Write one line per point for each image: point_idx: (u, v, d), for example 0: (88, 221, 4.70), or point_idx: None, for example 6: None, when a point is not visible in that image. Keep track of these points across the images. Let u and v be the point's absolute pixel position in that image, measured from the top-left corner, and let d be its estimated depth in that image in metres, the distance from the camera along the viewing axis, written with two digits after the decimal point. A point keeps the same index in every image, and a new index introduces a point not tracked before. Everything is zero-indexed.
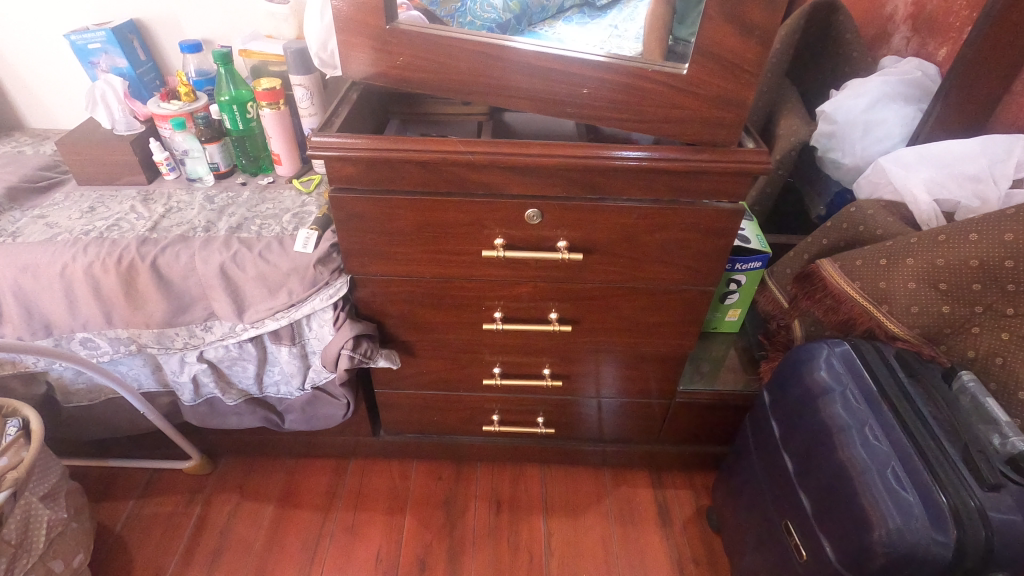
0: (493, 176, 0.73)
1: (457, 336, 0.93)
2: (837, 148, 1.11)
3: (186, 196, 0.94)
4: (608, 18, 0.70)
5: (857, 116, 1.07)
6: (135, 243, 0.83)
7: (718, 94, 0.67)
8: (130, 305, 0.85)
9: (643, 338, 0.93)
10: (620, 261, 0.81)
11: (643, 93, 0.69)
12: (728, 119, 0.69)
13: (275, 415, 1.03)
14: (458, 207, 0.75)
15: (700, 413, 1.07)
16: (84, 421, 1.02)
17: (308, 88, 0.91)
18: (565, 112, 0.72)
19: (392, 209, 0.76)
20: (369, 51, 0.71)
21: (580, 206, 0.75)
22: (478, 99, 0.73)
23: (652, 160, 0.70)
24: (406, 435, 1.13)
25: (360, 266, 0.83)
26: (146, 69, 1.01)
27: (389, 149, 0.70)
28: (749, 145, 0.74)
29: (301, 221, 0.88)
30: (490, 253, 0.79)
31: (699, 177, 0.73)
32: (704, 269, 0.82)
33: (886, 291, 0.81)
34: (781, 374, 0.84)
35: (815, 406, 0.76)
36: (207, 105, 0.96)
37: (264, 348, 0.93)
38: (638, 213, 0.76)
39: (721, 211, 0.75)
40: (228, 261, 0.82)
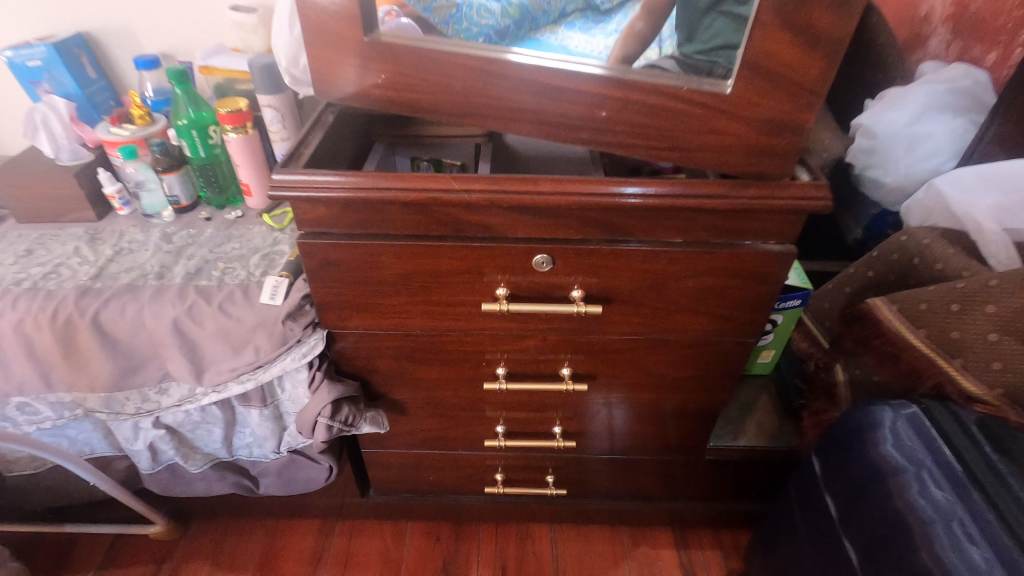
0: (495, 217, 0.61)
1: (453, 394, 0.81)
2: (878, 165, 0.97)
3: (140, 235, 0.82)
4: (614, 23, 0.57)
5: (899, 130, 0.94)
6: (73, 296, 0.71)
7: (770, 117, 0.55)
8: (70, 367, 0.72)
9: (667, 393, 0.81)
10: (645, 313, 0.69)
11: (675, 115, 0.56)
12: (780, 148, 0.57)
13: (248, 480, 0.91)
14: (453, 253, 0.63)
15: (731, 469, 0.95)
16: (31, 489, 0.90)
17: (280, 110, 0.79)
18: (579, 138, 0.59)
19: (373, 256, 0.64)
20: (340, 67, 0.59)
21: (598, 250, 0.63)
22: (477, 124, 0.60)
23: (685, 196, 0.58)
24: (399, 495, 1.01)
25: (338, 319, 0.71)
26: (98, 88, 0.89)
27: (368, 190, 0.58)
28: (803, 177, 0.62)
29: (271, 263, 0.76)
30: (491, 306, 0.67)
31: (740, 216, 0.61)
32: (745, 319, 0.70)
33: (959, 342, 0.68)
34: (838, 440, 0.72)
35: (884, 489, 0.64)
36: (165, 129, 0.84)
37: (231, 410, 0.81)
38: (667, 259, 0.64)
39: (769, 254, 0.63)
40: (182, 316, 0.70)
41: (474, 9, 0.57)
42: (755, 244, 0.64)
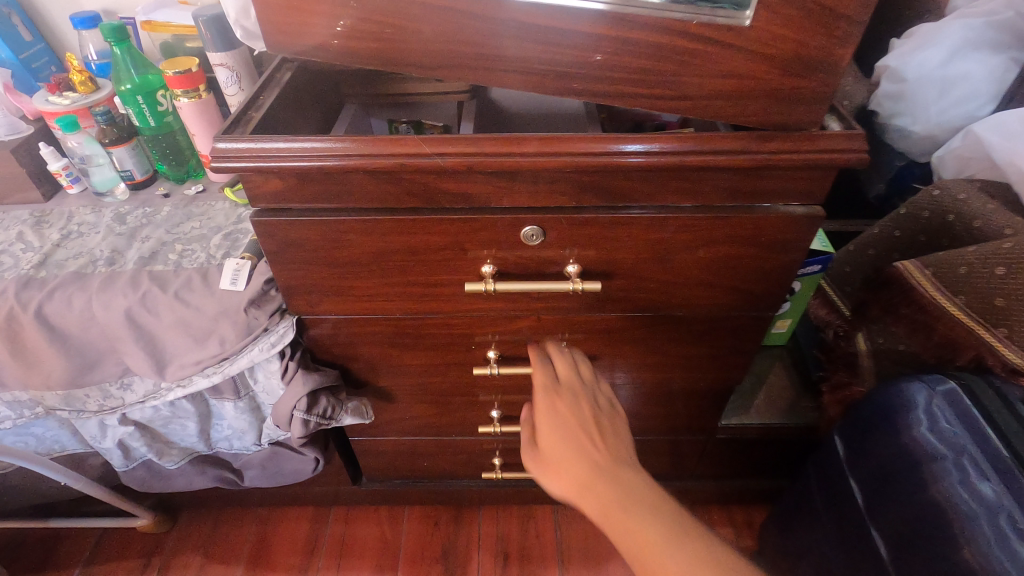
0: (476, 184, 0.53)
1: (442, 379, 0.75)
2: (906, 111, 0.86)
3: (91, 216, 0.74)
4: None
5: (930, 73, 0.82)
6: (14, 288, 0.64)
7: (800, 54, 0.46)
8: (20, 364, 0.66)
9: (675, 371, 0.74)
10: (649, 288, 0.62)
11: (685, 56, 0.47)
12: (808, 92, 0.48)
13: (231, 473, 0.86)
14: (431, 227, 0.55)
15: (744, 447, 0.90)
16: (4, 488, 0.85)
17: (233, 69, 0.70)
18: (572, 89, 0.51)
19: (340, 234, 0.56)
20: (287, 14, 0.50)
21: (596, 219, 0.55)
22: (453, 76, 0.51)
23: (695, 153, 0.50)
24: (394, 481, 0.96)
25: (308, 304, 0.64)
26: (34, 52, 0.80)
27: (327, 159, 0.50)
28: (836, 127, 0.53)
29: (233, 244, 0.69)
30: (475, 286, 0.59)
31: (760, 174, 0.52)
32: (762, 290, 0.63)
33: (1005, 311, 0.60)
34: (862, 421, 0.66)
35: (919, 478, 0.57)
36: (111, 96, 0.75)
37: (204, 403, 0.75)
38: (676, 227, 0.56)
39: (793, 218, 0.55)
40: (134, 306, 0.63)
41: None
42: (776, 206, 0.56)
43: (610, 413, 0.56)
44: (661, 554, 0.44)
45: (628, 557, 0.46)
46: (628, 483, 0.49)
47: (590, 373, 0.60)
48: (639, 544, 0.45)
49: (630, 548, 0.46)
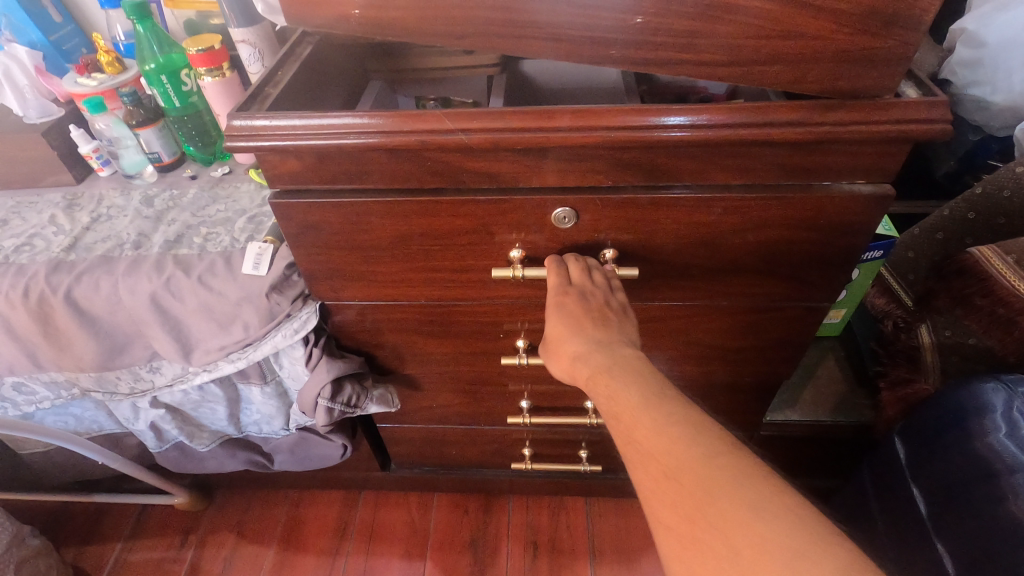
0: (503, 163, 0.49)
1: (469, 368, 0.72)
2: (985, 80, 0.77)
3: (120, 199, 0.74)
4: None
5: (1018, 34, 0.73)
6: (44, 271, 0.64)
7: (873, 8, 0.40)
8: (53, 346, 0.67)
9: (717, 363, 0.69)
10: (691, 275, 0.57)
11: (736, 15, 0.42)
12: (882, 54, 0.42)
13: (261, 457, 0.86)
14: (455, 210, 0.52)
15: (790, 444, 0.84)
16: (48, 464, 0.88)
17: (256, 45, 0.68)
18: (610, 57, 0.46)
19: (360, 216, 0.53)
20: None
21: (633, 200, 0.50)
22: (481, 45, 0.47)
23: (747, 125, 0.45)
24: (422, 468, 0.94)
25: (331, 289, 0.62)
26: (65, 34, 0.80)
27: (344, 137, 0.47)
28: (909, 94, 0.47)
29: (257, 227, 0.67)
30: (501, 271, 0.55)
31: (821, 148, 0.47)
32: (818, 279, 0.57)
33: None
34: (928, 426, 0.60)
35: (996, 491, 0.51)
36: (138, 77, 0.74)
37: (232, 388, 0.75)
38: (722, 208, 0.51)
39: (858, 198, 0.49)
40: (159, 291, 0.62)
41: None
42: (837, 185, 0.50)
43: (620, 311, 0.50)
44: (640, 412, 0.41)
45: (608, 419, 0.43)
46: (622, 358, 0.46)
47: (604, 279, 0.52)
48: (620, 405, 0.42)
49: (612, 411, 0.43)
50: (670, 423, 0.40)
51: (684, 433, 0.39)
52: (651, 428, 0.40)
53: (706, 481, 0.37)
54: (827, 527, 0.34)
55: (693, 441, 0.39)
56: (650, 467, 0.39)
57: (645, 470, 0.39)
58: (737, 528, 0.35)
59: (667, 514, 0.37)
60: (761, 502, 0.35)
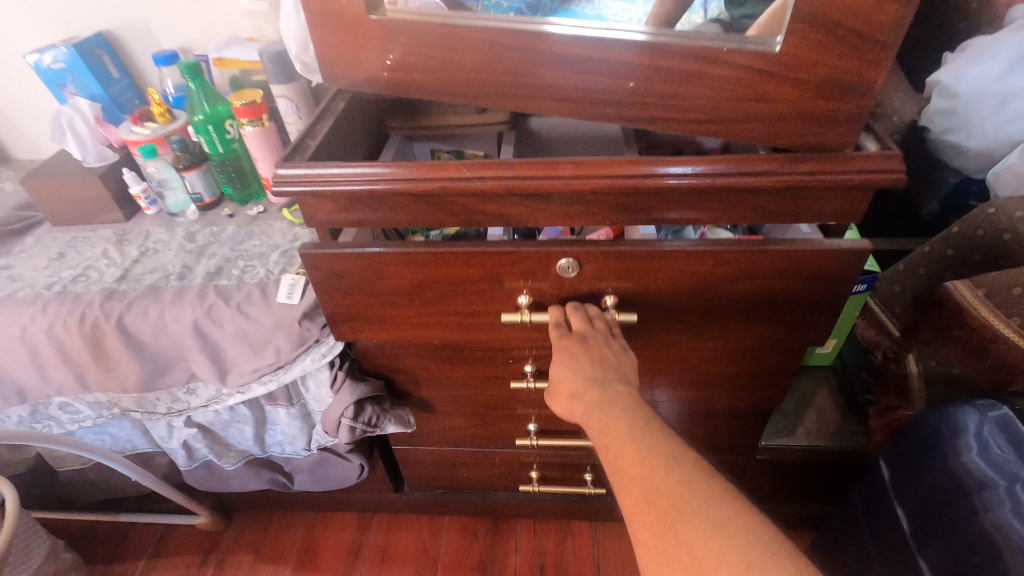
0: (513, 207, 0.56)
1: (480, 392, 0.77)
2: (959, 128, 0.84)
3: (165, 234, 0.81)
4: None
5: (987, 86, 0.79)
6: (99, 299, 0.71)
7: (829, 78, 0.47)
8: (101, 368, 0.73)
9: (716, 390, 0.74)
10: (686, 319, 0.63)
11: (713, 82, 0.49)
12: (843, 114, 0.49)
13: (282, 476, 0.91)
14: (465, 258, 0.58)
15: (786, 469, 0.88)
16: (82, 481, 0.94)
17: (294, 99, 0.76)
18: (606, 115, 0.53)
19: (382, 264, 0.59)
20: (340, 50, 0.54)
21: (632, 252, 0.56)
22: (494, 104, 0.55)
23: (733, 176, 0.51)
24: (433, 491, 0.98)
25: (350, 331, 0.68)
26: (122, 87, 0.89)
27: (375, 183, 0.54)
28: (869, 147, 0.53)
29: (290, 260, 0.74)
30: (511, 316, 0.61)
31: (793, 194, 0.53)
32: (803, 319, 0.62)
33: None
34: (908, 447, 0.64)
35: (967, 507, 0.55)
36: (185, 126, 0.83)
37: (260, 410, 0.80)
38: (713, 260, 0.56)
39: (840, 252, 0.55)
40: (201, 318, 0.68)
41: None
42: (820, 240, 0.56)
43: (621, 354, 0.57)
44: (626, 444, 0.48)
45: (600, 450, 0.50)
46: (613, 394, 0.52)
47: (605, 326, 0.58)
48: (609, 437, 0.49)
49: (603, 443, 0.50)
50: (651, 454, 0.46)
51: (662, 462, 0.45)
52: (634, 458, 0.46)
53: (679, 504, 0.42)
54: (783, 544, 0.39)
55: (671, 468, 0.44)
56: (632, 492, 0.45)
57: (629, 498, 0.46)
58: (702, 545, 0.40)
59: (647, 535, 0.43)
60: (724, 523, 0.40)
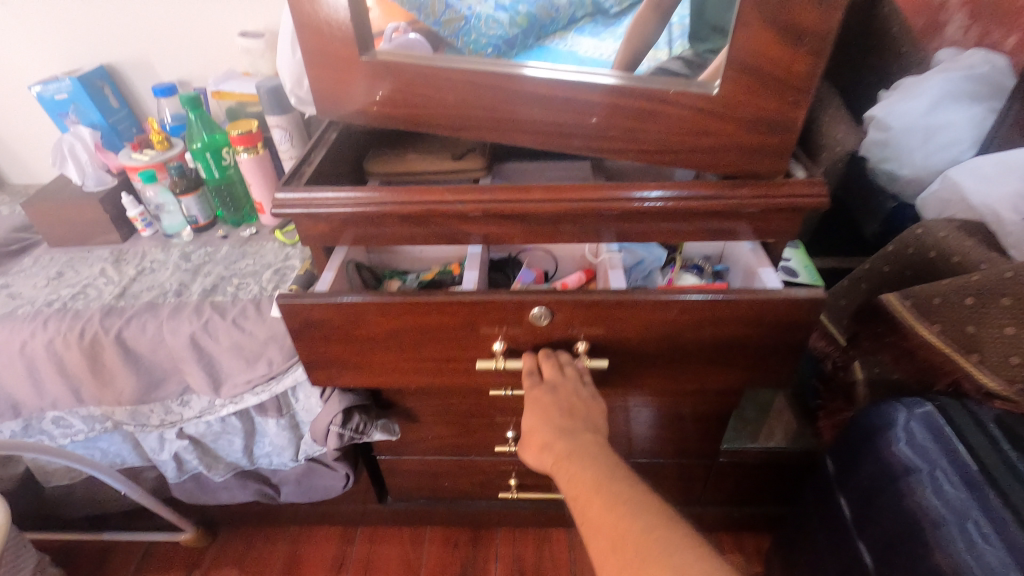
0: (490, 226, 0.63)
1: (461, 401, 0.82)
2: (893, 157, 0.93)
3: (162, 254, 0.86)
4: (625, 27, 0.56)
5: (916, 120, 0.90)
6: (99, 315, 0.75)
7: (758, 117, 0.55)
8: (97, 382, 0.76)
9: (683, 397, 0.81)
10: (654, 362, 0.69)
11: (664, 119, 0.56)
12: (774, 146, 0.57)
13: (270, 488, 0.94)
14: (442, 308, 0.63)
15: (748, 471, 0.94)
16: (69, 497, 0.95)
17: (287, 130, 0.82)
18: (573, 146, 0.60)
19: (359, 314, 0.64)
20: (335, 86, 0.61)
21: (601, 301, 0.62)
22: (474, 135, 0.61)
23: (688, 200, 0.59)
24: (416, 500, 1.02)
25: (327, 378, 0.72)
26: (120, 117, 0.95)
27: (370, 205, 0.61)
28: (798, 174, 0.61)
29: (283, 278, 0.79)
30: (485, 362, 0.66)
31: (737, 216, 0.61)
32: (761, 362, 0.68)
33: (976, 338, 0.66)
34: (851, 443, 0.71)
35: (899, 491, 0.62)
36: (182, 152, 0.88)
37: (250, 421, 0.84)
38: (678, 308, 0.62)
39: (796, 301, 0.61)
40: (198, 332, 0.73)
41: (482, 20, 0.58)
42: (780, 290, 0.62)
43: (589, 400, 0.62)
44: (593, 493, 0.53)
45: (570, 500, 0.55)
46: (580, 444, 0.57)
47: (575, 373, 0.64)
48: (578, 488, 0.54)
49: (572, 493, 0.55)
50: (616, 504, 0.51)
51: (626, 510, 0.50)
52: (602, 508, 0.51)
53: (643, 548, 0.47)
54: None
55: (635, 518, 0.50)
56: (603, 540, 0.50)
57: (599, 547, 0.50)
58: None
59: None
60: (681, 564, 0.45)
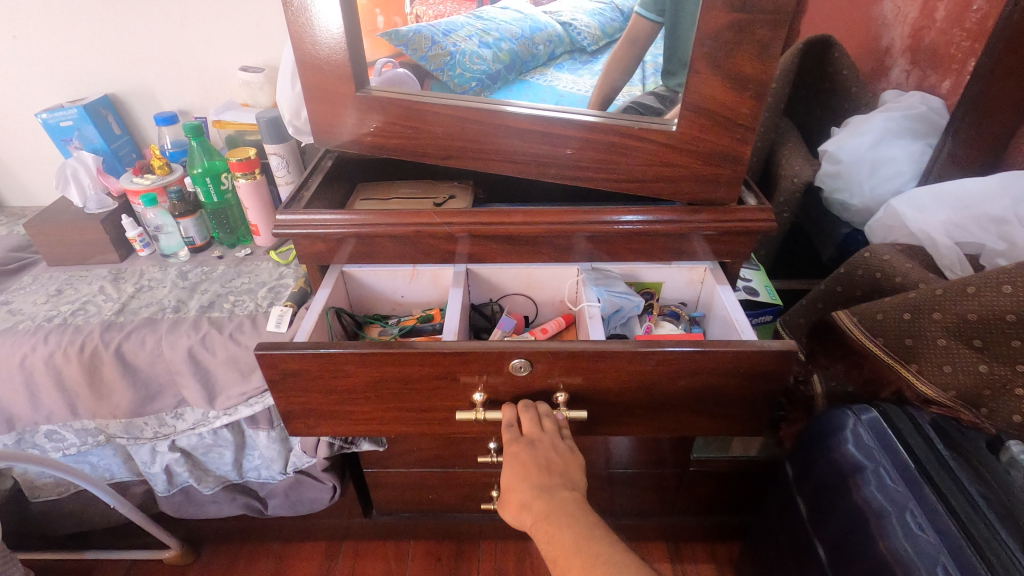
0: (476, 246, 0.69)
1: None
2: (844, 188, 1.01)
3: (159, 273, 0.90)
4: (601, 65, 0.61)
5: (863, 154, 0.98)
6: (99, 330, 0.78)
7: (711, 150, 0.62)
8: (94, 396, 0.79)
9: None
10: (634, 411, 0.71)
11: (631, 152, 0.63)
12: (725, 176, 0.64)
13: (257, 501, 0.96)
14: (421, 359, 0.65)
15: (718, 480, 0.99)
16: (55, 513, 0.96)
17: (284, 156, 0.87)
18: (550, 174, 0.67)
19: (337, 366, 0.66)
20: (334, 118, 0.67)
21: (579, 352, 0.64)
22: (461, 164, 0.68)
23: (651, 224, 0.66)
24: (400, 514, 1.05)
25: (304, 429, 0.74)
26: (122, 143, 0.99)
27: (368, 223, 0.67)
28: (750, 201, 0.69)
29: (277, 296, 0.84)
30: (466, 414, 0.68)
31: (697, 237, 0.69)
32: (736, 410, 0.71)
33: (913, 349, 0.72)
34: (806, 447, 0.76)
35: (846, 487, 0.69)
36: (181, 177, 0.92)
37: (241, 433, 0.87)
38: (656, 359, 0.65)
39: (770, 351, 0.64)
40: (196, 346, 0.77)
41: (467, 56, 0.62)
42: (756, 341, 0.65)
43: (567, 453, 0.63)
44: (572, 555, 0.53)
45: (549, 562, 0.55)
46: (558, 502, 0.57)
47: (553, 426, 0.65)
48: (557, 550, 0.54)
49: (551, 555, 0.54)
50: (594, 566, 0.51)
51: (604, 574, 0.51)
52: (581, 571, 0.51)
53: None
54: None
55: None
56: None
57: None
58: None
59: None
60: None
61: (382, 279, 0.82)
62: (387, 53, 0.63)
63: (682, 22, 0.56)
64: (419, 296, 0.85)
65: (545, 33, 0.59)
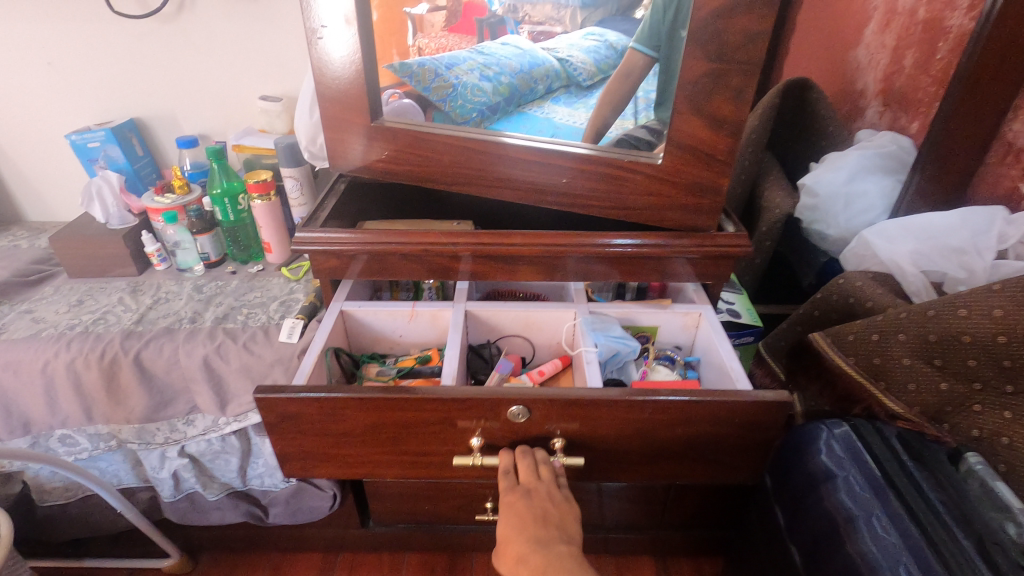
0: (478, 265, 0.75)
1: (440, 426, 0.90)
2: (821, 219, 1.08)
3: (175, 286, 0.95)
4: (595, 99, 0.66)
5: (838, 188, 1.05)
6: (119, 338, 0.83)
7: (693, 181, 0.69)
8: (110, 401, 0.83)
9: None
10: (630, 456, 0.76)
11: (622, 182, 0.70)
12: (706, 206, 0.71)
13: (259, 509, 0.99)
14: (423, 404, 0.70)
15: (703, 496, 1.02)
16: (61, 518, 0.99)
17: (299, 179, 0.93)
18: (547, 201, 0.73)
19: (336, 408, 0.70)
20: (351, 146, 0.73)
21: (577, 400, 0.69)
22: (466, 190, 0.74)
23: (639, 248, 0.73)
24: (396, 526, 1.07)
25: (299, 469, 0.79)
26: (143, 163, 1.06)
27: (380, 241, 0.73)
28: (729, 228, 0.76)
29: (288, 309, 0.89)
30: (463, 457, 0.73)
31: (680, 260, 0.75)
32: (724, 456, 0.76)
33: (882, 367, 0.78)
34: (784, 459, 0.82)
35: (818, 494, 0.73)
36: (200, 197, 0.98)
37: (247, 441, 0.90)
38: (651, 408, 0.70)
39: (766, 403, 0.69)
40: (211, 354, 0.82)
41: (468, 89, 0.68)
42: (749, 392, 0.70)
43: (563, 504, 0.66)
44: None
45: None
46: (555, 556, 0.59)
47: (549, 474, 0.70)
48: None
49: None
50: None
51: None
52: None
53: None
54: None
55: None
56: None
57: None
58: None
59: None
60: None
61: (382, 320, 0.89)
62: (391, 83, 0.70)
63: (674, 61, 0.62)
64: (418, 335, 0.92)
65: (544, 68, 0.65)
